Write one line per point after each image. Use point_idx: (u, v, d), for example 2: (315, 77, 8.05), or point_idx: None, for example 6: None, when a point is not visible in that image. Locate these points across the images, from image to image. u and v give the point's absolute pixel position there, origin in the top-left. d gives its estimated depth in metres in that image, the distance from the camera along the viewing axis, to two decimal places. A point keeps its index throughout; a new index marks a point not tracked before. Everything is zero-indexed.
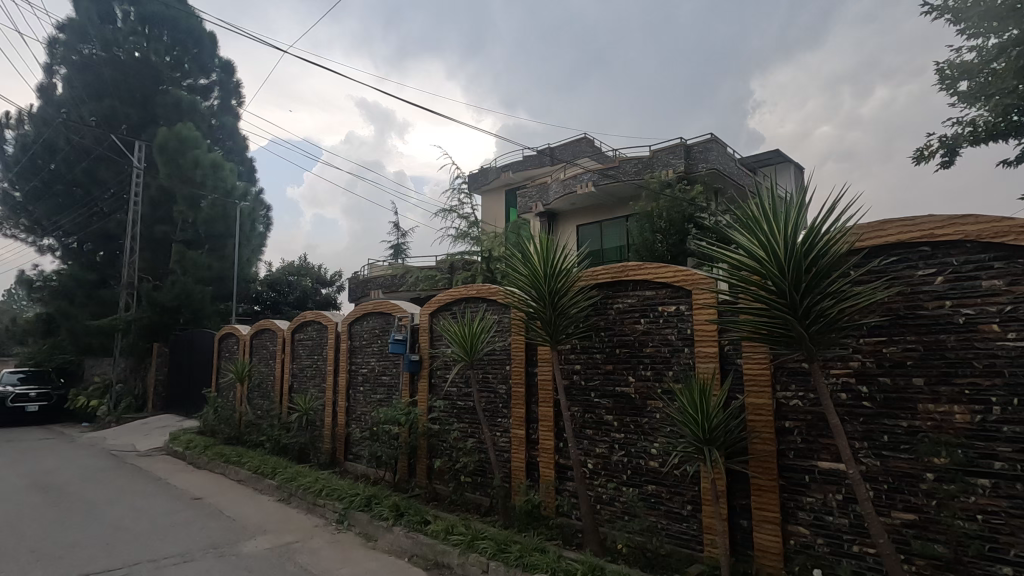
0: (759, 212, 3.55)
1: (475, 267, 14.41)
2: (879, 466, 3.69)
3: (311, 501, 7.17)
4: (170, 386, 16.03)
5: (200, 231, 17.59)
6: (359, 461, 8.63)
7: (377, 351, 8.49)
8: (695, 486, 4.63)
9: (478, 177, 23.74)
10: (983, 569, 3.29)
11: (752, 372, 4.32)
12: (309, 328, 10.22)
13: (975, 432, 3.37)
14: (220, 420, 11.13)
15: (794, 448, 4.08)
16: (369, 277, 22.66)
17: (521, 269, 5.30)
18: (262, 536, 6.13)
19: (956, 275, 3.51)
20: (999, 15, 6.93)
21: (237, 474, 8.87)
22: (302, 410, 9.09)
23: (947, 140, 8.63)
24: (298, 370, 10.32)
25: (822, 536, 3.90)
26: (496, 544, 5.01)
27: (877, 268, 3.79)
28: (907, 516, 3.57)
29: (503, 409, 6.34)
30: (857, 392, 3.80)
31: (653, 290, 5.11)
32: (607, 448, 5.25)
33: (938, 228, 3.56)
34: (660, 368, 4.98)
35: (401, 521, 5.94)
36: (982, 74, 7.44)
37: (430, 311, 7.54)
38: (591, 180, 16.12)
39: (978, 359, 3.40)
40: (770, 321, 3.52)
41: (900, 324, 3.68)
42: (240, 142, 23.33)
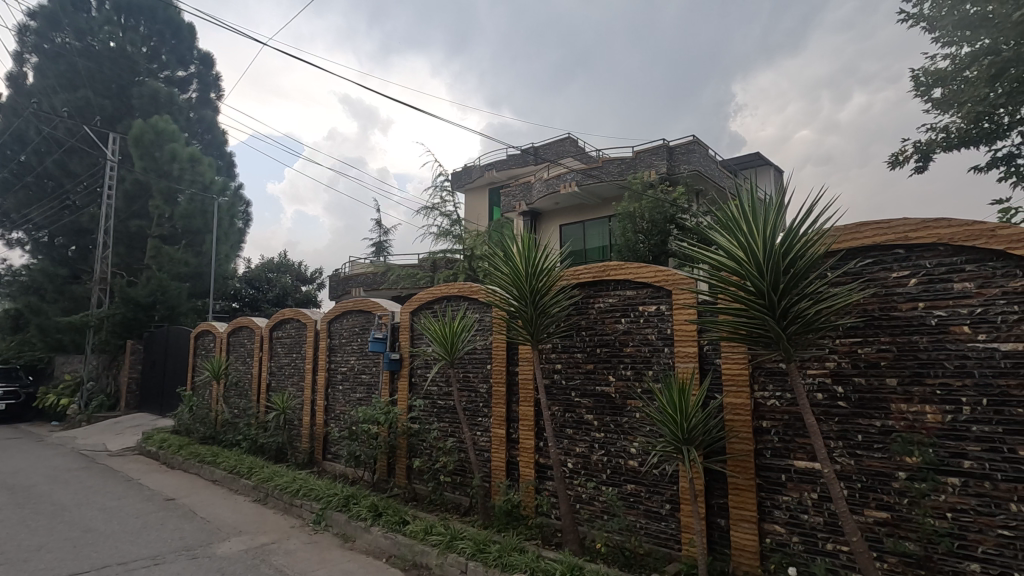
0: (738, 213, 3.57)
1: (457, 266, 14.34)
2: (853, 465, 3.74)
3: (288, 501, 7.05)
4: (143, 385, 15.66)
5: (178, 226, 17.29)
6: (337, 461, 8.52)
7: (357, 349, 8.39)
8: (674, 485, 4.66)
9: (462, 175, 23.65)
10: (953, 566, 3.35)
11: (731, 372, 4.35)
12: (288, 326, 10.06)
13: (945, 431, 3.43)
14: (196, 420, 10.91)
15: (771, 448, 4.12)
16: (350, 275, 22.43)
17: (503, 268, 5.27)
18: (237, 537, 6.01)
19: (928, 277, 3.57)
20: (971, 24, 7.04)
21: (212, 474, 8.70)
22: (280, 409, 8.95)
23: (922, 146, 8.81)
24: (276, 369, 10.17)
25: (798, 535, 3.95)
26: (475, 544, 4.97)
27: (853, 270, 3.84)
28: (880, 514, 3.62)
29: (483, 409, 6.31)
30: (833, 392, 3.85)
31: (634, 290, 5.13)
32: (587, 447, 5.26)
33: (912, 231, 3.63)
34: (640, 368, 4.99)
35: (380, 522, 5.87)
36: (955, 82, 7.59)
37: (410, 309, 7.46)
38: (574, 180, 16.16)
39: (949, 359, 3.46)
40: (748, 321, 3.55)
41: (875, 325, 3.73)
42: (219, 136, 22.89)
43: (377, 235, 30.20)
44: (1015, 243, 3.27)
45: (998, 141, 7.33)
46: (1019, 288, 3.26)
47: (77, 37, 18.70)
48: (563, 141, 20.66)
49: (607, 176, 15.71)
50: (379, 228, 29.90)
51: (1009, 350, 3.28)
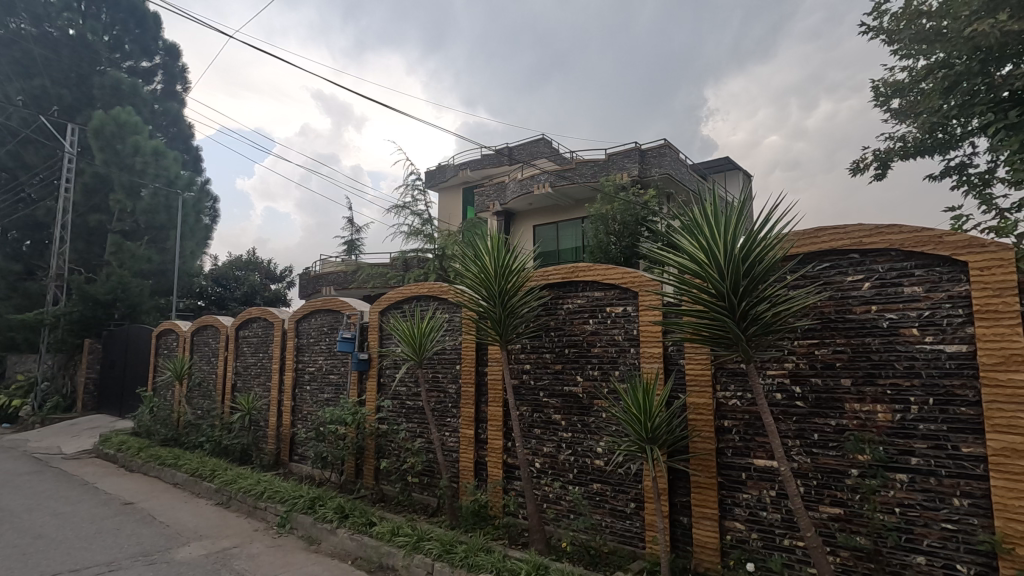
0: (702, 218, 3.65)
1: (428, 265, 14.24)
2: (810, 463, 3.85)
3: (252, 505, 6.91)
4: (102, 385, 15.16)
5: (140, 221, 16.85)
6: (304, 462, 8.39)
7: (325, 349, 8.27)
8: (638, 484, 4.73)
9: (436, 174, 23.54)
10: (901, 559, 3.48)
11: (694, 372, 4.44)
12: (254, 325, 9.86)
13: (895, 430, 3.57)
14: (156, 421, 10.60)
15: (732, 446, 4.22)
16: (320, 273, 22.08)
17: (472, 268, 5.28)
18: (200, 541, 5.88)
19: (881, 281, 3.70)
20: (927, 38, 7.26)
21: (174, 477, 8.47)
22: (245, 410, 8.76)
23: (881, 154, 9.12)
24: (242, 369, 9.95)
25: (756, 531, 4.05)
26: (442, 544, 4.96)
27: (811, 274, 3.97)
28: (833, 510, 3.74)
29: (452, 409, 6.30)
30: (791, 392, 3.96)
31: (602, 291, 5.18)
32: (554, 447, 5.29)
33: (867, 237, 3.75)
34: (607, 368, 5.05)
35: (346, 523, 5.80)
36: (912, 93, 7.90)
37: (380, 309, 7.39)
38: (547, 180, 16.26)
39: (899, 360, 3.60)
40: (710, 324, 3.63)
41: (831, 327, 3.86)
42: (185, 129, 22.27)
43: (348, 233, 29.77)
44: (961, 250, 3.41)
45: (950, 151, 7.66)
46: (963, 293, 3.42)
47: (33, 23, 17.97)
48: (537, 142, 20.75)
49: (579, 177, 15.81)
50: (352, 226, 29.47)
51: (954, 352, 3.43)
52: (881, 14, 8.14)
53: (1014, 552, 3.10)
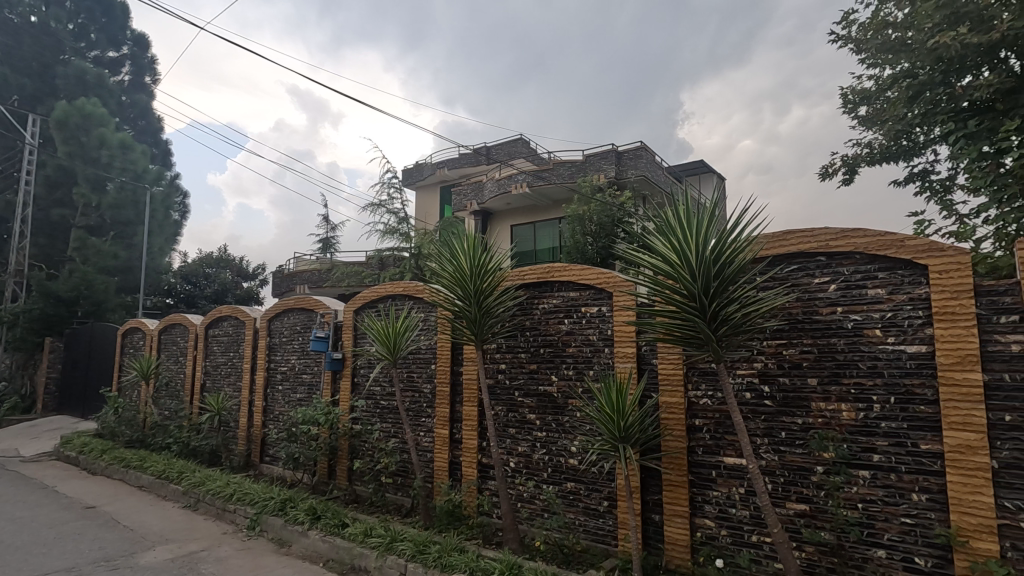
0: (676, 219, 3.70)
1: (404, 264, 14.12)
2: (777, 461, 3.94)
3: (220, 507, 6.77)
4: (64, 385, 14.65)
5: (106, 216, 16.35)
6: (275, 464, 8.26)
7: (298, 349, 8.15)
8: (611, 482, 4.78)
9: (413, 173, 23.38)
10: (863, 553, 3.59)
11: (666, 372, 4.50)
12: (225, 324, 9.66)
13: (858, 428, 3.68)
14: (121, 422, 10.28)
15: (702, 445, 4.29)
16: (294, 271, 21.74)
17: (447, 267, 5.27)
18: (166, 545, 5.73)
19: (846, 283, 3.81)
20: (892, 48, 7.50)
21: (139, 479, 8.24)
22: (214, 410, 8.58)
23: (848, 159, 9.38)
24: (211, 368, 9.74)
25: (726, 528, 4.12)
26: (415, 545, 4.93)
27: (779, 275, 4.06)
28: (799, 507, 3.83)
29: (427, 409, 6.27)
30: (760, 391, 4.05)
31: (577, 291, 5.22)
32: (529, 447, 5.31)
33: (833, 240, 3.85)
34: (581, 368, 5.08)
35: (318, 525, 5.72)
36: (879, 101, 8.15)
37: (354, 308, 7.31)
38: (525, 180, 16.29)
39: (863, 360, 3.71)
40: (682, 324, 3.69)
41: (799, 328, 3.96)
42: (154, 122, 21.66)
43: (323, 230, 29.34)
44: (921, 253, 3.53)
45: (914, 157, 7.93)
46: (923, 295, 3.54)
47: None
48: (515, 142, 20.77)
49: (557, 178, 15.89)
50: (327, 224, 29.06)
51: (914, 352, 3.55)
52: (849, 23, 8.35)
53: (968, 544, 3.23)
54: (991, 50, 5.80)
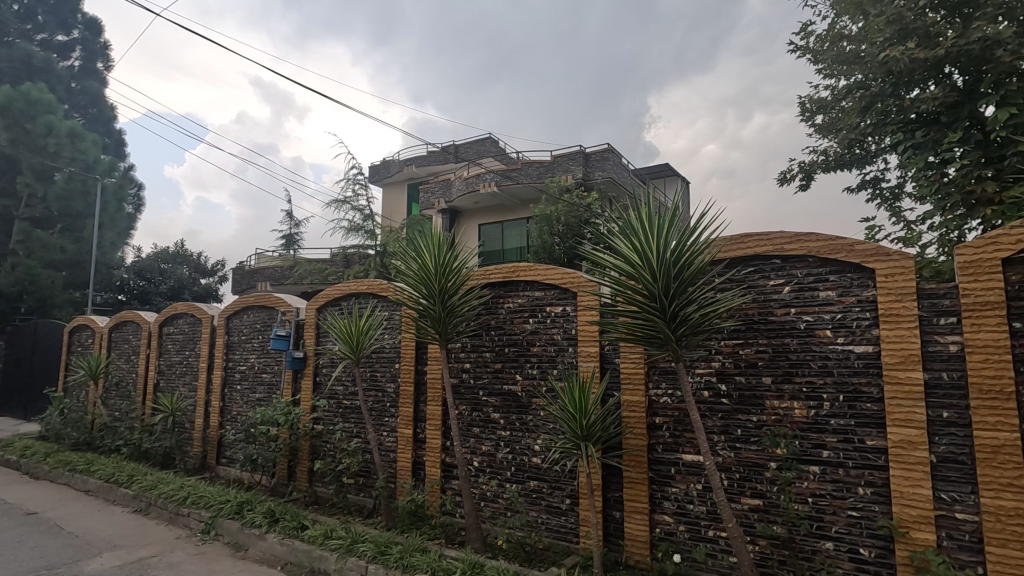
0: (638, 221, 3.77)
1: (369, 262, 13.92)
2: (733, 458, 4.06)
3: (173, 511, 6.53)
4: (5, 385, 13.89)
5: (53, 208, 15.60)
6: (232, 465, 8.03)
7: (257, 347, 7.94)
8: (573, 480, 4.83)
9: (380, 169, 23.06)
10: (812, 545, 3.72)
11: (628, 371, 4.58)
12: (180, 321, 9.32)
13: (809, 425, 3.81)
14: (67, 424, 9.80)
15: (662, 442, 4.38)
16: (255, 268, 21.18)
17: (412, 265, 5.23)
18: (114, 551, 5.50)
19: (800, 285, 3.94)
20: (847, 60, 7.80)
21: (86, 484, 7.88)
22: (168, 411, 8.28)
23: (805, 166, 9.71)
24: (166, 368, 9.39)
25: (684, 523, 4.22)
26: (376, 546, 4.86)
27: (736, 277, 4.18)
28: (753, 502, 3.95)
29: (390, 408, 6.20)
30: (717, 390, 4.17)
31: (542, 291, 5.24)
32: (492, 446, 5.32)
33: (787, 244, 3.98)
34: (545, 367, 5.12)
35: (276, 528, 5.59)
36: (834, 110, 8.47)
37: (316, 306, 7.18)
38: (493, 180, 16.28)
39: (814, 360, 3.85)
40: (643, 324, 3.76)
41: (754, 328, 4.08)
42: (107, 110, 20.56)
43: (286, 227, 28.65)
44: (870, 257, 3.69)
45: (866, 165, 8.27)
46: (870, 297, 3.70)
47: None
48: (484, 141, 20.73)
49: (525, 178, 15.93)
50: (290, 220, 28.39)
51: (861, 352, 3.70)
52: (808, 34, 8.63)
53: (908, 535, 3.40)
54: (937, 65, 6.07)
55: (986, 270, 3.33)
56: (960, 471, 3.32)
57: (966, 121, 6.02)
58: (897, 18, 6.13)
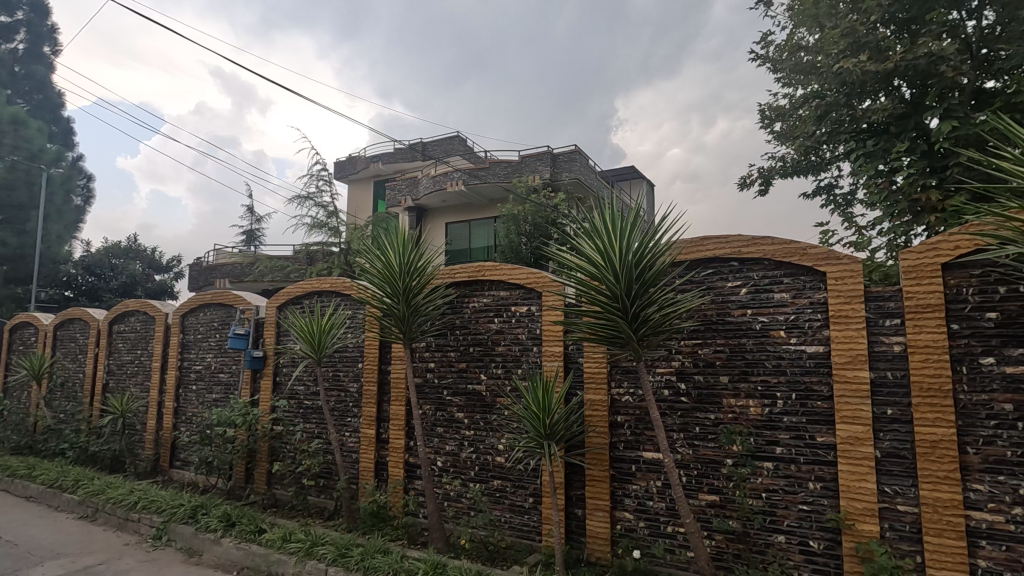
0: (602, 223, 3.82)
1: (332, 260, 13.66)
2: (691, 455, 4.16)
3: (123, 516, 6.28)
4: None
5: None
6: (187, 469, 7.77)
7: (214, 346, 7.70)
8: (537, 479, 4.86)
9: (346, 165, 22.67)
10: (765, 539, 3.85)
11: (591, 370, 4.63)
12: (132, 319, 8.95)
13: (763, 422, 3.94)
14: (6, 427, 9.27)
15: (624, 440, 4.46)
16: (214, 264, 20.52)
17: (376, 264, 5.17)
18: (57, 560, 5.24)
19: (756, 287, 4.07)
20: (803, 70, 8.08)
21: (26, 490, 7.48)
22: (117, 412, 7.93)
23: (764, 171, 10.02)
24: (116, 368, 9.01)
25: (643, 520, 4.30)
26: (336, 548, 4.79)
27: (695, 278, 4.28)
28: (710, 497, 4.06)
29: (353, 408, 6.11)
30: (677, 388, 4.26)
31: (507, 291, 5.26)
32: (456, 446, 5.30)
33: (745, 247, 4.10)
34: (510, 367, 5.13)
35: (232, 532, 5.43)
36: (791, 118, 8.77)
37: (277, 304, 7.01)
38: (460, 178, 16.21)
39: (769, 359, 3.98)
40: (605, 324, 3.82)
41: (713, 328, 4.19)
42: (53, 97, 19.56)
43: (247, 222, 27.86)
44: (821, 261, 3.84)
45: (820, 172, 8.59)
46: (821, 299, 3.85)
47: None
48: (451, 139, 20.62)
49: (492, 177, 15.93)
50: (251, 215, 27.64)
51: (813, 351, 3.85)
52: (768, 44, 8.91)
53: (854, 527, 3.55)
54: (887, 78, 6.35)
55: (927, 275, 3.51)
56: (902, 465, 3.49)
57: (913, 132, 6.31)
58: (850, 31, 6.39)
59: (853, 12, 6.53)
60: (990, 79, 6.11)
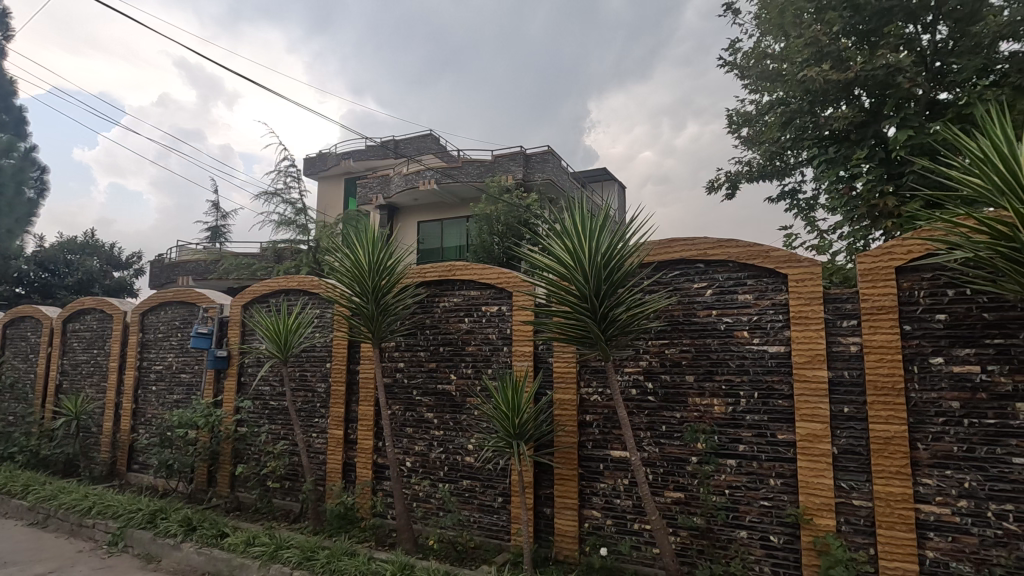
0: (573, 224, 3.85)
1: (301, 257, 13.41)
2: (658, 453, 4.23)
3: (76, 522, 6.04)
4: None
5: None
6: (146, 472, 7.53)
7: (176, 345, 7.48)
8: (506, 478, 4.87)
9: (316, 162, 22.29)
10: (728, 534, 3.94)
11: (560, 370, 4.67)
12: (88, 317, 8.62)
13: (727, 421, 4.04)
14: None
15: (592, 439, 4.50)
16: (176, 261, 19.91)
17: (345, 262, 5.10)
18: (4, 569, 5.02)
19: (720, 289, 4.17)
20: (769, 78, 8.31)
21: None
22: (71, 414, 7.62)
23: (731, 176, 10.25)
24: (70, 368, 8.66)
25: (611, 517, 4.35)
26: (302, 551, 4.71)
27: (663, 279, 4.36)
28: (676, 495, 4.14)
29: (320, 409, 6.01)
30: (644, 387, 4.34)
31: (477, 291, 5.25)
32: (426, 446, 5.27)
33: (710, 249, 4.19)
34: (480, 367, 5.13)
35: (193, 536, 5.29)
36: (757, 123, 9.00)
37: (242, 303, 6.85)
38: (433, 177, 16.11)
39: (733, 359, 4.07)
40: (574, 324, 3.85)
41: (679, 329, 4.27)
42: (4, 84, 18.71)
43: (212, 218, 27.11)
44: (783, 264, 3.95)
45: (784, 176, 8.84)
46: (783, 300, 3.96)
47: None
48: (424, 138, 20.48)
49: (465, 176, 15.88)
50: (217, 211, 26.95)
51: (774, 351, 3.96)
52: (735, 51, 9.12)
53: (812, 521, 3.67)
54: (848, 88, 6.56)
55: (882, 278, 3.64)
56: (858, 461, 3.62)
57: (871, 140, 6.54)
58: (813, 41, 6.58)
59: (817, 22, 6.72)
60: (943, 91, 6.37)
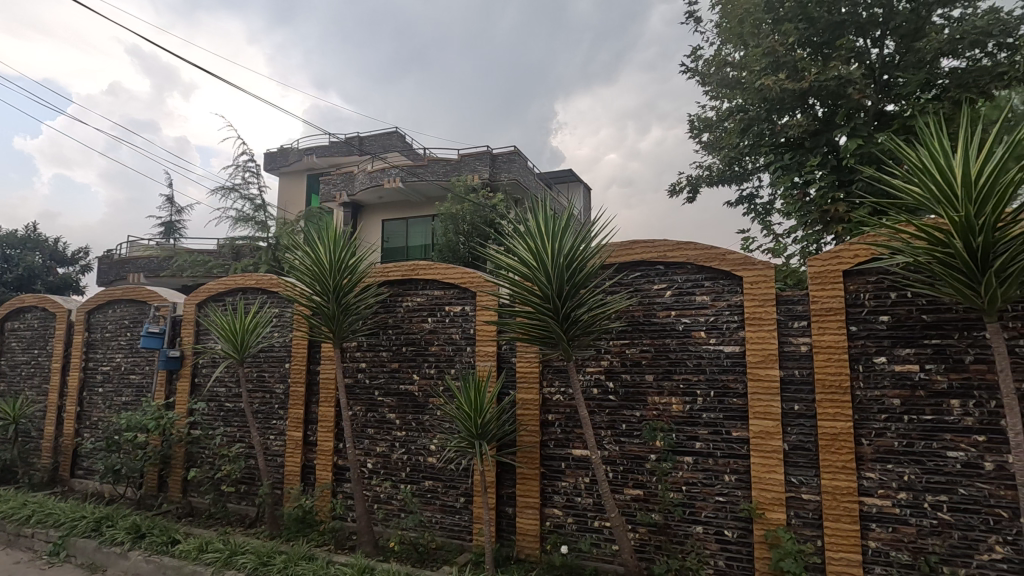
0: (536, 225, 3.88)
1: (260, 255, 13.02)
2: (618, 451, 4.30)
3: (13, 532, 5.72)
4: None
5: None
6: (91, 477, 7.19)
7: (125, 345, 7.17)
8: (468, 478, 4.86)
9: (277, 157, 21.74)
10: (685, 529, 4.04)
11: (523, 370, 4.69)
12: (29, 316, 8.16)
13: (684, 419, 4.14)
14: None
15: (554, 438, 4.55)
16: (127, 257, 19.05)
17: (305, 260, 5.00)
18: None
19: (679, 290, 4.27)
20: (729, 85, 8.55)
21: None
22: (9, 418, 7.20)
23: (692, 179, 10.50)
24: (8, 369, 8.19)
25: (572, 515, 4.40)
26: (257, 557, 4.59)
27: (624, 280, 4.44)
28: (635, 492, 4.22)
29: (279, 410, 5.87)
30: (605, 386, 4.40)
31: (441, 290, 5.22)
32: (388, 447, 5.21)
33: (670, 251, 4.29)
34: (443, 367, 5.11)
35: (141, 544, 5.08)
36: (717, 129, 9.24)
37: (197, 301, 6.63)
38: (398, 175, 15.92)
39: (690, 358, 4.18)
40: (538, 324, 3.88)
41: (639, 329, 4.35)
42: None
43: (166, 213, 26.05)
44: (738, 266, 4.08)
45: (743, 181, 9.11)
46: (738, 302, 4.09)
47: None
48: (389, 135, 20.23)
49: (431, 175, 15.77)
50: (171, 206, 25.92)
51: (730, 351, 4.08)
52: (697, 58, 9.34)
53: (764, 515, 3.80)
54: (803, 97, 6.80)
55: (831, 280, 3.80)
56: (807, 457, 3.77)
57: (824, 148, 6.81)
58: (771, 50, 6.76)
59: (774, 32, 6.92)
60: (889, 103, 6.70)
